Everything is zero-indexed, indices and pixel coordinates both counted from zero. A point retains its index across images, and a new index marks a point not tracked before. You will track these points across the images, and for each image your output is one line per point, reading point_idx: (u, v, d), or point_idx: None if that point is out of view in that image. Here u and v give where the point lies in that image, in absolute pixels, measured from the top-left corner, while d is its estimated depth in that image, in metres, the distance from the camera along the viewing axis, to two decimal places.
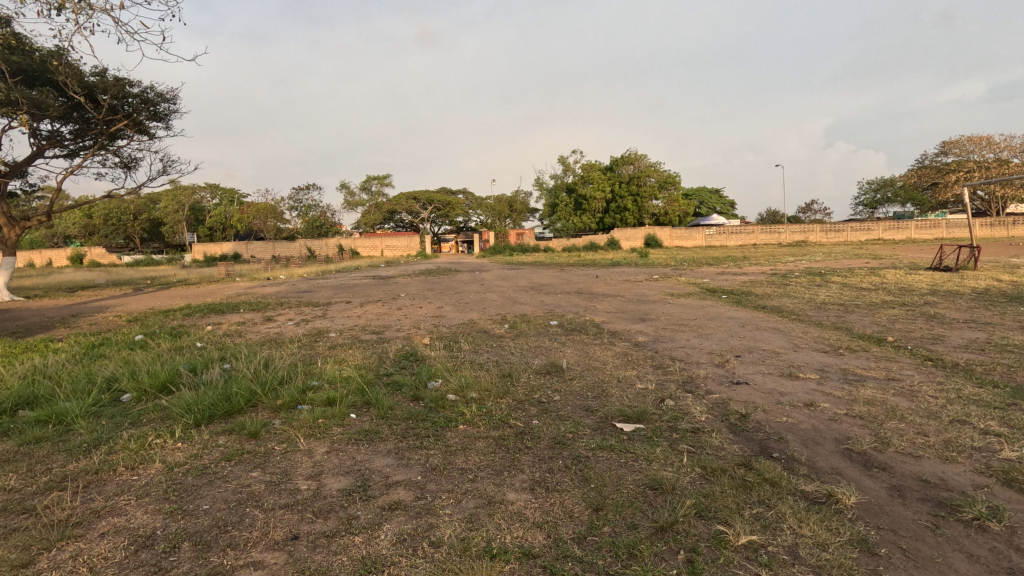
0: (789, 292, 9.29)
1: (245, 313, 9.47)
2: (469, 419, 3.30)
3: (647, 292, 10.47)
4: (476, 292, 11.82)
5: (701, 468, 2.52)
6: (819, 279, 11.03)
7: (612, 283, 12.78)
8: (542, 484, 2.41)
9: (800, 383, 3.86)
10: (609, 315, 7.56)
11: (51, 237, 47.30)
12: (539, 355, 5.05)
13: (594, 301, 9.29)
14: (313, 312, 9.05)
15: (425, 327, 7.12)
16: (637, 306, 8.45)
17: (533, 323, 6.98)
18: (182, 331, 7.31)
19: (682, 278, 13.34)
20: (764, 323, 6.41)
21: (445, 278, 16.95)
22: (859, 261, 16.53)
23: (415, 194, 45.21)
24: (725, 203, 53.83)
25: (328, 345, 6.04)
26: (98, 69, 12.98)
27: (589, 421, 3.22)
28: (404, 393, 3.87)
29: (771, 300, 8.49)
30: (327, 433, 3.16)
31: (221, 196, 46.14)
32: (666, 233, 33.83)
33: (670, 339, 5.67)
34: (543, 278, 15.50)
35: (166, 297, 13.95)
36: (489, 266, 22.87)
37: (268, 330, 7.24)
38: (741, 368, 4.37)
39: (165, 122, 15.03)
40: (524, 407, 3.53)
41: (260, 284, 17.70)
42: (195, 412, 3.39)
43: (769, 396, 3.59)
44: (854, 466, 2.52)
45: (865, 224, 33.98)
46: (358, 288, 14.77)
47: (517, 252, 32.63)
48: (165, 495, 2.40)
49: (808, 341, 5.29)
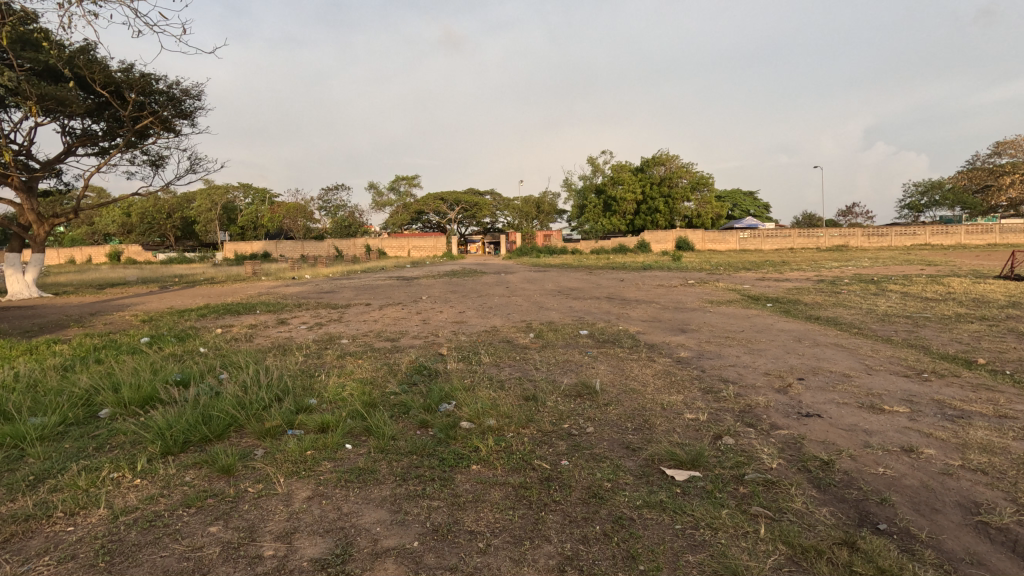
0: (843, 301, 8.44)
1: (261, 314, 9.09)
2: (484, 456, 2.73)
3: (683, 298, 9.78)
4: (501, 296, 11.29)
5: (787, 545, 1.89)
6: (874, 287, 10.13)
7: (644, 288, 12.09)
8: (574, 564, 1.82)
9: (886, 418, 3.18)
10: (645, 325, 6.88)
11: (91, 235, 48.60)
12: (567, 372, 4.45)
13: (627, 308, 8.61)
14: (329, 315, 8.63)
15: (444, 334, 6.58)
16: (674, 314, 7.73)
17: (561, 333, 6.38)
18: (191, 334, 6.92)
19: (720, 284, 12.54)
20: (822, 337, 5.65)
21: (470, 280, 16.46)
22: (911, 267, 15.39)
23: (442, 194, 45.00)
24: (759, 206, 52.24)
25: (337, 354, 5.55)
26: (123, 65, 12.92)
27: (631, 465, 2.62)
28: (411, 418, 3.33)
29: (824, 311, 7.69)
30: (313, 470, 2.63)
31: (253, 195, 46.75)
32: (699, 236, 32.69)
33: (717, 355, 5.00)
34: (570, 282, 14.83)
35: (189, 296, 13.80)
36: (516, 268, 22.30)
37: (279, 335, 6.80)
38: (808, 395, 3.69)
39: (191, 119, 14.90)
40: (551, 442, 2.95)
41: (283, 284, 17.52)
42: (167, 438, 2.90)
43: (853, 436, 2.92)
44: (1001, 552, 1.85)
45: (911, 227, 32.30)
46: (381, 289, 14.45)
47: (545, 254, 32.08)
48: (94, 559, 1.90)
49: (882, 361, 4.55)
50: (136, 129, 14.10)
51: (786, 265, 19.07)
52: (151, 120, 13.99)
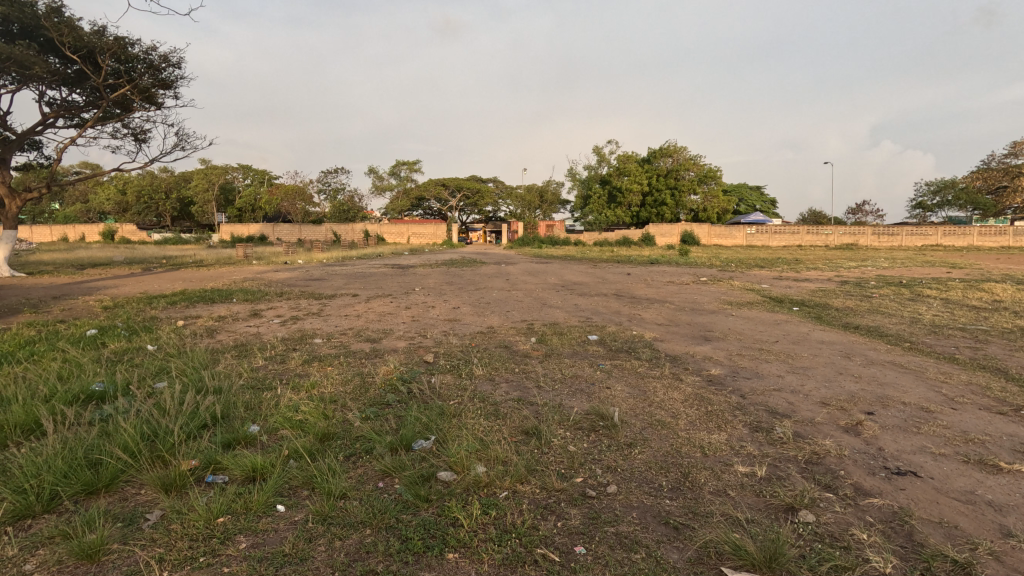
0: (878, 307, 7.60)
1: (236, 304, 8.28)
2: (465, 538, 1.92)
3: (699, 298, 8.98)
4: (500, 289, 10.47)
5: None
6: (907, 291, 9.29)
7: (654, 285, 11.29)
8: None
9: (1011, 484, 2.35)
10: (662, 330, 6.05)
11: (85, 213, 47.55)
12: (576, 394, 3.62)
13: (638, 309, 7.77)
14: (310, 307, 7.82)
15: (433, 335, 5.76)
16: (693, 318, 6.89)
17: (566, 338, 5.54)
18: (147, 327, 6.11)
19: (734, 282, 11.73)
20: (873, 353, 4.81)
21: (468, 270, 15.66)
22: (934, 269, 14.49)
23: (444, 180, 44.05)
24: (765, 202, 51.31)
25: (306, 357, 4.74)
26: (96, 27, 11.98)
27: (678, 560, 1.81)
28: (373, 463, 2.52)
29: (861, 318, 6.86)
30: (217, 555, 1.81)
31: (251, 177, 45.83)
32: (704, 230, 31.86)
33: (755, 374, 4.19)
34: (574, 275, 14.02)
35: (170, 280, 12.99)
36: (517, 258, 21.45)
37: (245, 332, 5.97)
38: (888, 440, 2.86)
39: (173, 89, 14.05)
40: (559, 511, 2.14)
41: (271, 269, 16.70)
42: (26, 491, 2.08)
43: (979, 516, 2.10)
44: None
45: (923, 227, 31.44)
46: (374, 278, 13.63)
47: (547, 245, 31.28)
48: None
49: (964, 390, 3.71)
50: (112, 98, 13.25)
51: (800, 263, 18.20)
52: (128, 90, 13.14)
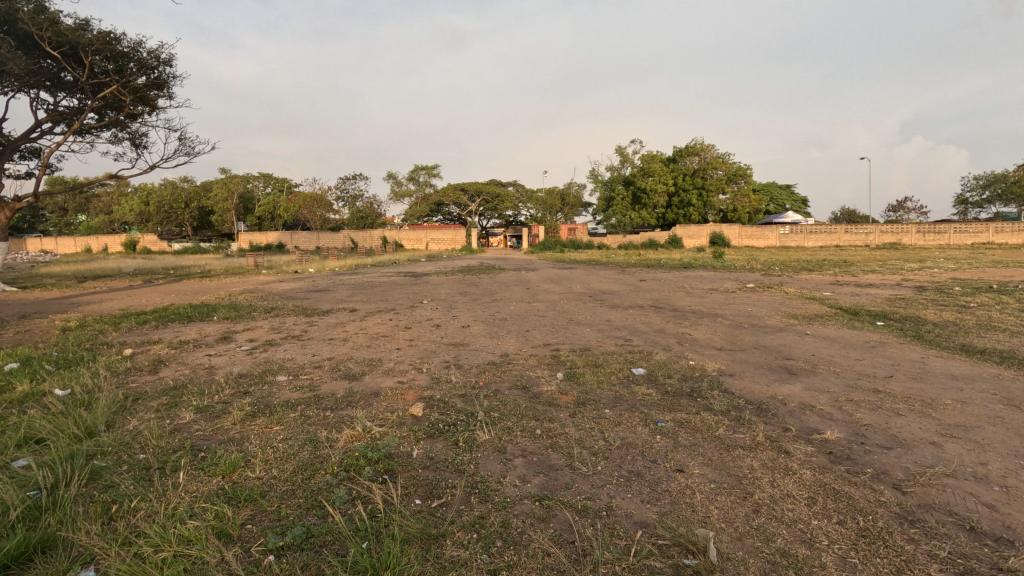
0: (990, 322, 6.07)
1: (212, 324, 7.11)
2: None
3: (756, 310, 7.53)
4: (521, 301, 9.17)
5: None
6: (1006, 299, 7.71)
7: (694, 293, 9.88)
8: None
9: None
10: (726, 360, 4.64)
11: (109, 224, 47.51)
12: (633, 488, 2.29)
13: (685, 326, 6.36)
14: (293, 328, 6.61)
15: (430, 368, 4.50)
16: (759, 339, 5.49)
17: (602, 373, 4.18)
18: (80, 359, 4.95)
19: (787, 288, 10.23)
20: None
21: (486, 279, 14.38)
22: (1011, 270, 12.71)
23: (463, 184, 42.87)
24: (797, 200, 48.91)
25: (249, 408, 3.47)
26: (78, 20, 11.09)
27: None
28: None
29: (977, 338, 5.35)
30: None
31: (271, 186, 45.48)
32: (734, 231, 30.17)
33: (897, 441, 2.79)
34: (601, 283, 12.59)
35: (163, 294, 12.00)
36: (538, 264, 20.05)
37: (198, 365, 4.75)
38: None
39: (166, 88, 13.17)
40: None
41: (277, 279, 15.70)
42: None
43: None
44: None
45: (973, 223, 29.11)
46: (383, 288, 12.45)
47: (569, 249, 29.98)
48: None
49: None
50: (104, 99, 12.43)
51: (852, 265, 16.38)
52: (119, 88, 12.31)
